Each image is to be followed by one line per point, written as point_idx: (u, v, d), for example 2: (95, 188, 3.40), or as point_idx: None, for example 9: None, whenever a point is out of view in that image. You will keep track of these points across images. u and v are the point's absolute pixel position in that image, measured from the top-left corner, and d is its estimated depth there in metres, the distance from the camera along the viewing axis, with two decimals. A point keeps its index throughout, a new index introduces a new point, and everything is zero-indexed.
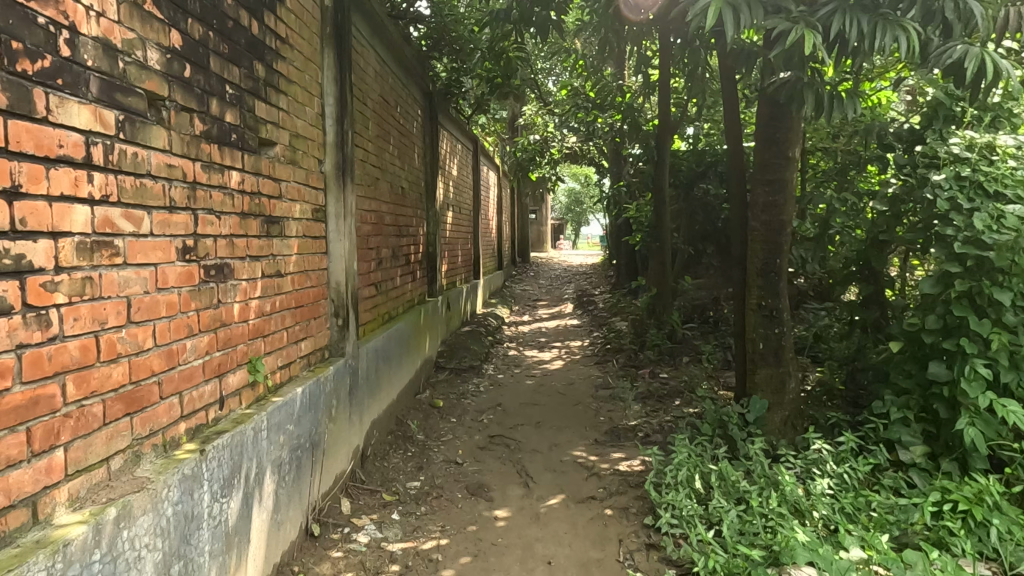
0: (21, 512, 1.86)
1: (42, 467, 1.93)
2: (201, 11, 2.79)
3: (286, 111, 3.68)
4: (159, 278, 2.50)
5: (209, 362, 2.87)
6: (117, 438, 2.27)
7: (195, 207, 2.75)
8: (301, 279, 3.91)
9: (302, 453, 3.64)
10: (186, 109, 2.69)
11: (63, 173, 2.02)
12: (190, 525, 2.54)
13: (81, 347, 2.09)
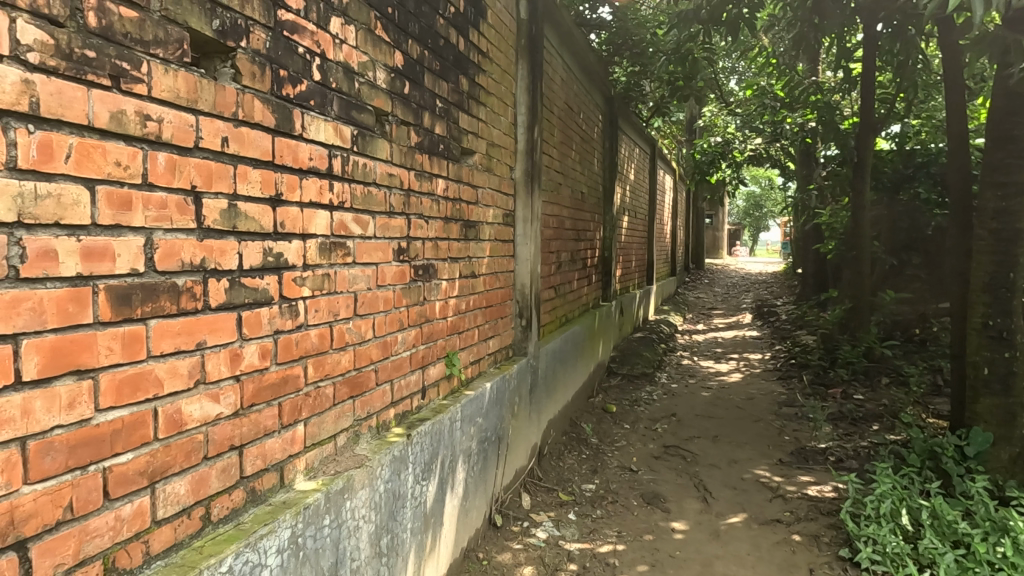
0: (272, 475, 2.15)
1: (289, 437, 2.22)
2: (419, 32, 3.04)
3: (485, 121, 3.90)
4: (379, 276, 2.77)
5: (415, 354, 3.12)
6: (342, 418, 2.54)
7: (409, 212, 3.01)
8: (492, 280, 4.12)
9: (488, 446, 3.83)
10: (404, 122, 2.95)
11: (312, 182, 2.30)
12: (397, 503, 2.78)
13: (319, 334, 2.38)
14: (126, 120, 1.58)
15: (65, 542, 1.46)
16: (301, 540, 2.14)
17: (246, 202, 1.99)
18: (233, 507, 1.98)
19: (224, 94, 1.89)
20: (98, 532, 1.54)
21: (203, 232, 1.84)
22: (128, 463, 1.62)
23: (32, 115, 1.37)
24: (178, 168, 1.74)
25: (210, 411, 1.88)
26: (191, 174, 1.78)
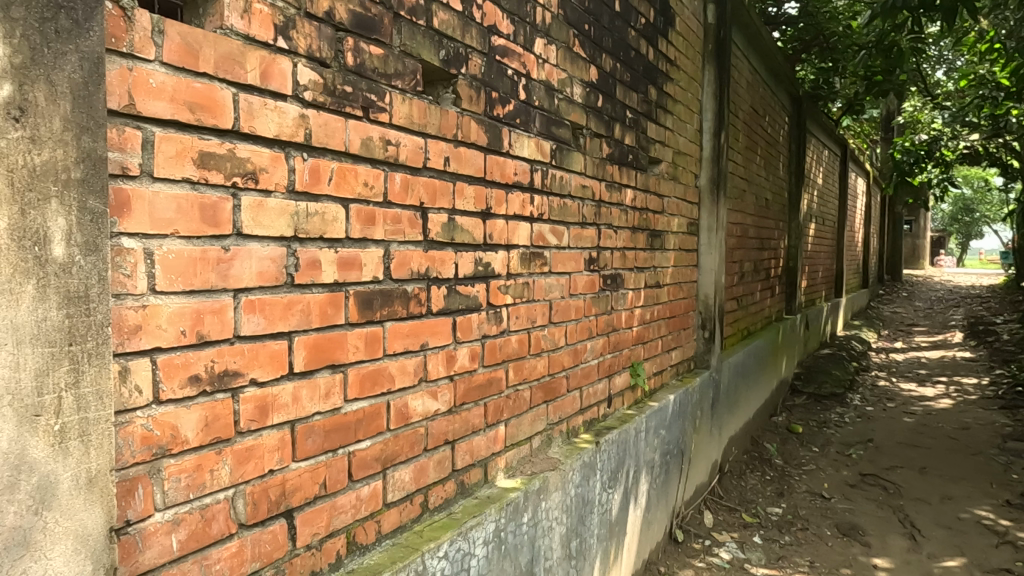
0: (478, 471, 2.29)
1: (492, 436, 2.36)
2: (612, 46, 3.09)
3: (671, 129, 3.86)
4: (572, 285, 2.85)
5: (602, 363, 3.16)
6: (537, 420, 2.64)
7: (600, 222, 3.07)
8: (675, 290, 4.06)
9: (671, 459, 3.76)
10: (597, 135, 3.01)
11: (516, 196, 2.43)
12: (586, 508, 2.83)
13: (520, 340, 2.50)
14: (373, 145, 1.78)
15: (319, 515, 1.68)
16: (504, 534, 2.26)
17: (462, 216, 2.15)
18: (446, 497, 2.14)
19: (447, 117, 2.06)
20: (343, 509, 1.75)
21: (428, 243, 2.01)
22: (366, 450, 1.81)
23: (306, 145, 1.59)
24: (411, 186, 1.92)
25: (430, 407, 2.05)
26: (419, 192, 1.96)
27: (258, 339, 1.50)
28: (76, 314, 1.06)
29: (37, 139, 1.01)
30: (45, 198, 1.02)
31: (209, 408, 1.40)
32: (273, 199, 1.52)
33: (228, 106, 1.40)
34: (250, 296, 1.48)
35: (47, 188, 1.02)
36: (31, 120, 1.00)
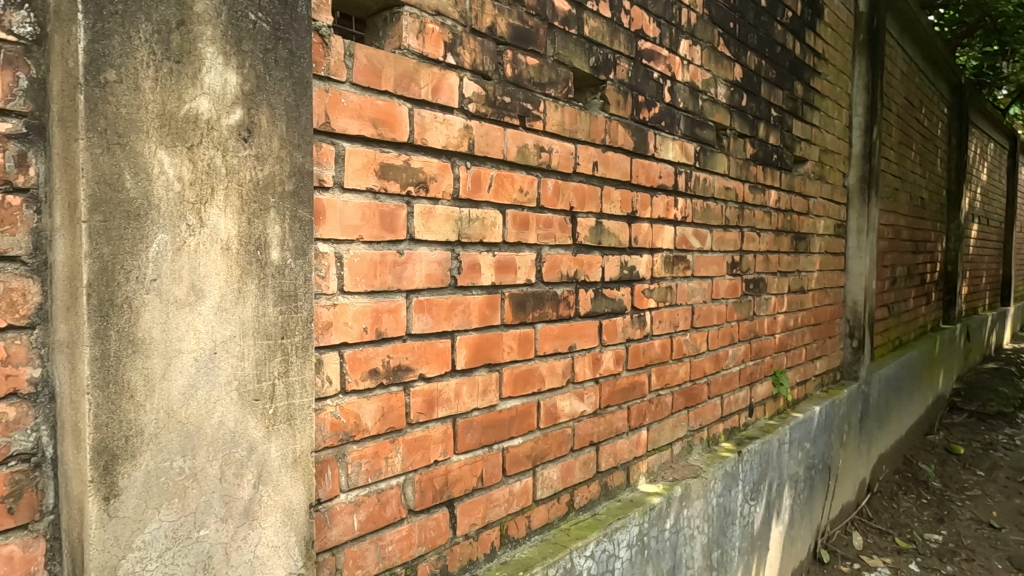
0: (620, 474, 2.30)
1: (635, 439, 2.36)
2: (758, 43, 2.99)
3: (819, 126, 3.67)
4: (714, 289, 2.78)
5: (744, 370, 3.06)
6: (678, 426, 2.60)
7: (743, 225, 2.97)
8: (821, 296, 3.84)
9: (816, 474, 3.57)
10: (741, 135, 2.92)
11: (660, 199, 2.42)
12: (728, 519, 2.75)
13: (662, 344, 2.47)
14: (528, 152, 1.84)
15: (476, 507, 1.75)
16: (647, 539, 2.25)
17: (609, 219, 2.17)
18: (590, 498, 2.16)
19: (596, 123, 2.08)
20: (497, 502, 1.82)
21: (577, 247, 2.05)
22: (519, 447, 1.87)
23: (470, 154, 1.67)
24: (562, 191, 1.97)
25: (577, 408, 2.09)
26: (570, 197, 2.00)
27: (426, 337, 1.60)
28: (286, 311, 1.19)
29: (260, 156, 1.14)
30: (265, 209, 1.15)
31: (385, 400, 1.51)
32: (441, 206, 1.61)
33: (404, 120, 1.51)
34: (420, 297, 1.58)
35: (267, 200, 1.15)
36: (256, 140, 1.13)
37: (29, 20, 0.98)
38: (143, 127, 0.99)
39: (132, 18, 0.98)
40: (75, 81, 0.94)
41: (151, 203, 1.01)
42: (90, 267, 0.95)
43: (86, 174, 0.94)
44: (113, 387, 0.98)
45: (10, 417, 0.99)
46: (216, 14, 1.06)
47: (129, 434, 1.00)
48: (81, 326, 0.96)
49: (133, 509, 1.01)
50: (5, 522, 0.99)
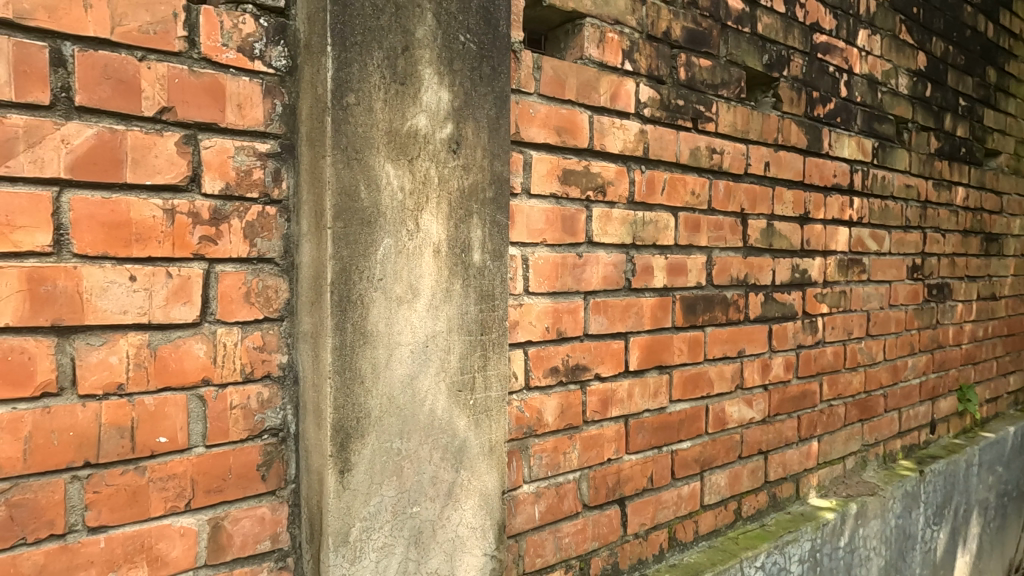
0: (789, 485, 2.21)
1: (805, 450, 2.25)
2: (945, 27, 2.75)
3: (1014, 115, 3.30)
4: (892, 295, 2.59)
5: (925, 383, 2.82)
6: (852, 440, 2.45)
7: (925, 226, 2.75)
8: (1016, 303, 3.45)
9: (1009, 502, 3.21)
10: (925, 128, 2.70)
11: (835, 199, 2.30)
12: (907, 542, 2.55)
13: (835, 352, 2.35)
14: (700, 154, 1.83)
15: (647, 507, 1.76)
16: (819, 555, 2.15)
17: (781, 221, 2.10)
18: (759, 508, 2.10)
19: (769, 122, 2.02)
20: (666, 504, 1.81)
21: (747, 250, 2.00)
22: (688, 450, 1.86)
23: (645, 158, 1.70)
24: (733, 193, 1.93)
25: (745, 415, 2.04)
26: (741, 198, 1.95)
27: (601, 338, 1.64)
28: (485, 310, 1.28)
29: (466, 166, 1.23)
30: (470, 214, 1.24)
31: (563, 397, 1.57)
32: (617, 209, 1.65)
33: (585, 127, 1.56)
34: (596, 298, 1.62)
35: (471, 206, 1.24)
36: (463, 151, 1.22)
37: (284, 54, 1.14)
38: (374, 144, 1.12)
39: (368, 46, 1.10)
40: (323, 105, 1.07)
41: (379, 210, 1.13)
42: (333, 267, 1.09)
43: (331, 186, 1.08)
44: (348, 374, 1.11)
45: (264, 396, 1.15)
46: (433, 38, 1.17)
47: (359, 416, 1.13)
48: (324, 318, 1.10)
49: (361, 483, 1.14)
50: (260, 486, 1.15)
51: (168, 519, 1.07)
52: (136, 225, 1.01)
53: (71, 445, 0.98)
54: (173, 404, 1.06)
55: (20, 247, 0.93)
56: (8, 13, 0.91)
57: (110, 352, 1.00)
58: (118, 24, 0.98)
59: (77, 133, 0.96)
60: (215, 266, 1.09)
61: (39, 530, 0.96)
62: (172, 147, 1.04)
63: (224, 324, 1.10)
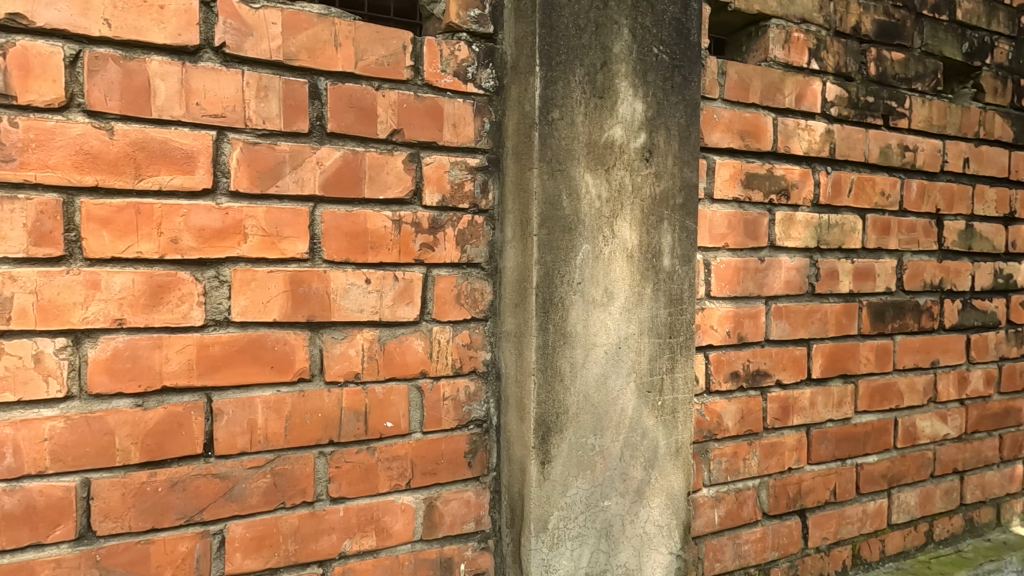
0: (989, 510, 2.02)
1: (1008, 473, 2.05)
2: None
3: None
4: None
5: None
6: None
7: None
8: None
9: None
10: None
11: None
12: None
13: None
14: (891, 153, 1.73)
15: (830, 521, 1.69)
16: None
17: (981, 222, 1.93)
18: (954, 532, 1.94)
19: (969, 115, 1.87)
20: (851, 519, 1.73)
21: (942, 253, 1.87)
22: (874, 464, 1.77)
23: (831, 159, 1.64)
24: (928, 193, 1.81)
25: (939, 430, 1.89)
26: (937, 198, 1.82)
27: (784, 344, 1.61)
28: (674, 313, 1.30)
29: (658, 174, 1.27)
30: (661, 220, 1.28)
31: (744, 402, 1.55)
32: (801, 212, 1.61)
33: (769, 130, 1.54)
34: (779, 303, 1.59)
35: (662, 213, 1.28)
36: (656, 159, 1.26)
37: (492, 76, 1.24)
38: (575, 156, 1.19)
39: (571, 64, 1.18)
40: (531, 121, 1.16)
41: (579, 218, 1.20)
42: (538, 272, 1.17)
43: (538, 197, 1.16)
44: (549, 371, 1.19)
45: (471, 389, 1.26)
46: (629, 52, 1.22)
47: (559, 412, 1.21)
48: (529, 319, 1.18)
49: (559, 474, 1.21)
50: (467, 472, 1.26)
51: (392, 495, 1.20)
52: (371, 234, 1.15)
53: (320, 425, 1.13)
54: (397, 393, 1.19)
55: (286, 255, 1.09)
56: (280, 56, 1.07)
57: (349, 346, 1.15)
58: (360, 59, 1.13)
59: (329, 156, 1.11)
60: (432, 271, 1.21)
61: (295, 496, 1.12)
62: (401, 164, 1.17)
63: (438, 323, 1.22)
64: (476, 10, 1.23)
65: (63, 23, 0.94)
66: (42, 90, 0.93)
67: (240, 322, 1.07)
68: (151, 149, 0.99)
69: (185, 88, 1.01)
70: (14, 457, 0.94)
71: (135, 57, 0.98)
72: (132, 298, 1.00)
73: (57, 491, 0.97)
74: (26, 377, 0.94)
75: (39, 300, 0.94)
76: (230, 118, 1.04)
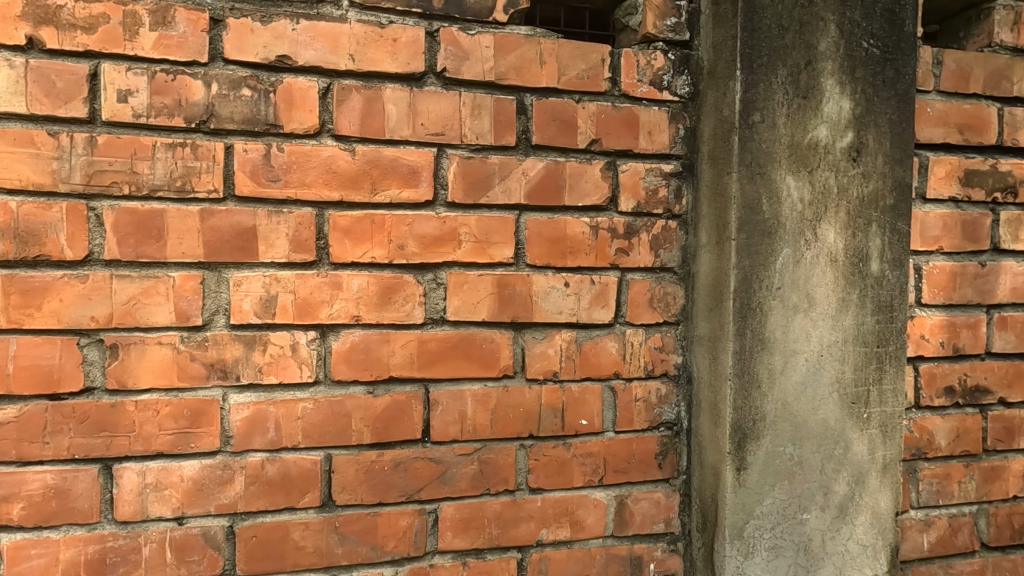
0: None
1: None
2: None
3: None
4: None
5: None
6: None
7: None
8: None
9: None
10: None
11: None
12: None
13: None
14: None
15: None
16: None
17: None
18: None
19: None
20: None
21: None
22: None
23: None
24: None
25: None
26: None
27: (1009, 357, 1.45)
28: (883, 321, 1.23)
29: (867, 174, 1.21)
30: (869, 223, 1.21)
31: (960, 420, 1.42)
32: None
33: (994, 121, 1.40)
34: (1003, 313, 1.44)
35: (870, 215, 1.21)
36: (865, 159, 1.21)
37: (687, 82, 1.26)
38: (777, 159, 1.18)
39: (773, 66, 1.18)
40: (731, 126, 1.18)
41: (779, 222, 1.19)
42: (736, 277, 1.18)
43: (737, 201, 1.17)
44: (746, 376, 1.19)
45: (662, 392, 1.28)
46: (837, 48, 1.19)
47: (756, 418, 1.20)
48: (725, 324, 1.19)
49: (755, 482, 1.21)
50: (657, 473, 1.28)
51: (586, 490, 1.25)
52: (571, 240, 1.21)
53: (521, 418, 1.21)
54: (592, 392, 1.24)
55: (494, 259, 1.18)
56: (492, 76, 1.16)
57: (549, 345, 1.22)
58: (563, 74, 1.20)
59: (533, 166, 1.19)
60: (627, 275, 1.25)
61: (499, 484, 1.21)
62: (598, 172, 1.22)
63: (632, 325, 1.25)
64: (672, 19, 1.26)
65: (318, 60, 1.09)
66: (301, 119, 1.09)
67: (454, 321, 1.17)
68: (384, 166, 1.12)
69: (412, 111, 1.13)
70: (276, 431, 1.11)
71: (373, 86, 1.12)
72: (367, 297, 1.13)
73: (306, 463, 1.12)
74: (286, 364, 1.11)
75: (296, 298, 1.10)
76: (449, 135, 1.15)
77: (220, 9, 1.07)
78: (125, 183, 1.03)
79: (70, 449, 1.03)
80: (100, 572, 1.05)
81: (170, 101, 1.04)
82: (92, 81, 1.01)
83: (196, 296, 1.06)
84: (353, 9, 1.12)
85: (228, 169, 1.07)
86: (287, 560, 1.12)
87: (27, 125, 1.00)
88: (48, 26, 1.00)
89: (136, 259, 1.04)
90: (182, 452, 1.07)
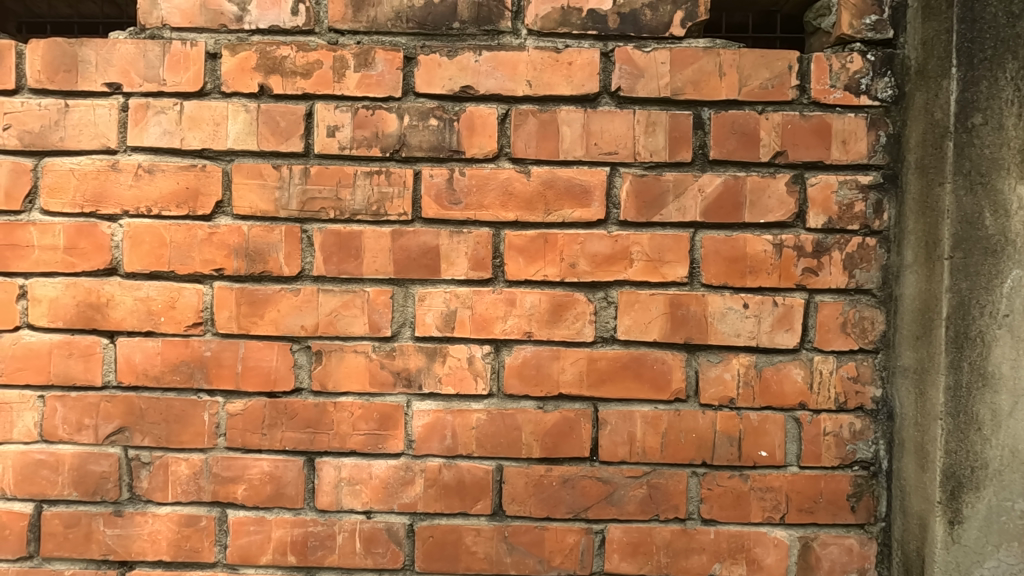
0: None
1: None
2: None
3: None
4: None
5: None
6: None
7: None
8: None
9: None
10: None
11: None
12: None
13: None
14: None
15: None
16: None
17: None
18: None
19: None
20: None
21: None
22: None
23: None
24: None
25: None
26: None
27: None
28: None
29: None
30: None
31: None
32: None
33: None
34: None
35: None
36: None
37: (891, 85, 1.14)
38: (1004, 166, 1.04)
39: (999, 60, 1.04)
40: (944, 130, 1.05)
41: (1007, 239, 1.04)
42: (949, 302, 1.05)
43: (951, 216, 1.04)
44: (963, 417, 1.06)
45: (857, 427, 1.15)
46: None
47: (975, 465, 1.06)
48: (936, 355, 1.06)
49: (974, 540, 1.06)
50: (849, 517, 1.16)
51: (765, 527, 1.16)
52: (751, 259, 1.14)
53: (694, 444, 1.16)
54: (773, 422, 1.15)
55: (666, 278, 1.15)
56: (667, 92, 1.14)
57: (725, 369, 1.16)
58: (744, 85, 1.14)
59: (710, 182, 1.14)
60: (815, 297, 1.15)
61: (669, 511, 1.17)
62: (783, 187, 1.14)
63: (821, 352, 1.15)
64: (873, 16, 1.15)
65: (498, 88, 1.15)
66: (481, 144, 1.15)
67: (624, 340, 1.16)
68: (558, 187, 1.15)
69: (586, 132, 1.15)
70: (452, 438, 1.17)
71: (549, 109, 1.15)
72: (539, 314, 1.16)
73: (479, 472, 1.17)
74: (463, 375, 1.17)
75: (473, 314, 1.16)
76: (622, 154, 1.15)
77: (413, 47, 1.16)
78: (331, 208, 1.16)
79: (282, 441, 1.18)
80: (303, 553, 1.18)
81: (369, 133, 1.16)
82: (308, 120, 1.16)
83: (386, 310, 1.17)
84: (531, 37, 1.16)
85: (416, 194, 1.16)
86: (460, 562, 1.18)
87: (258, 159, 1.17)
88: (275, 74, 1.16)
89: (338, 275, 1.16)
90: (372, 452, 1.18)
